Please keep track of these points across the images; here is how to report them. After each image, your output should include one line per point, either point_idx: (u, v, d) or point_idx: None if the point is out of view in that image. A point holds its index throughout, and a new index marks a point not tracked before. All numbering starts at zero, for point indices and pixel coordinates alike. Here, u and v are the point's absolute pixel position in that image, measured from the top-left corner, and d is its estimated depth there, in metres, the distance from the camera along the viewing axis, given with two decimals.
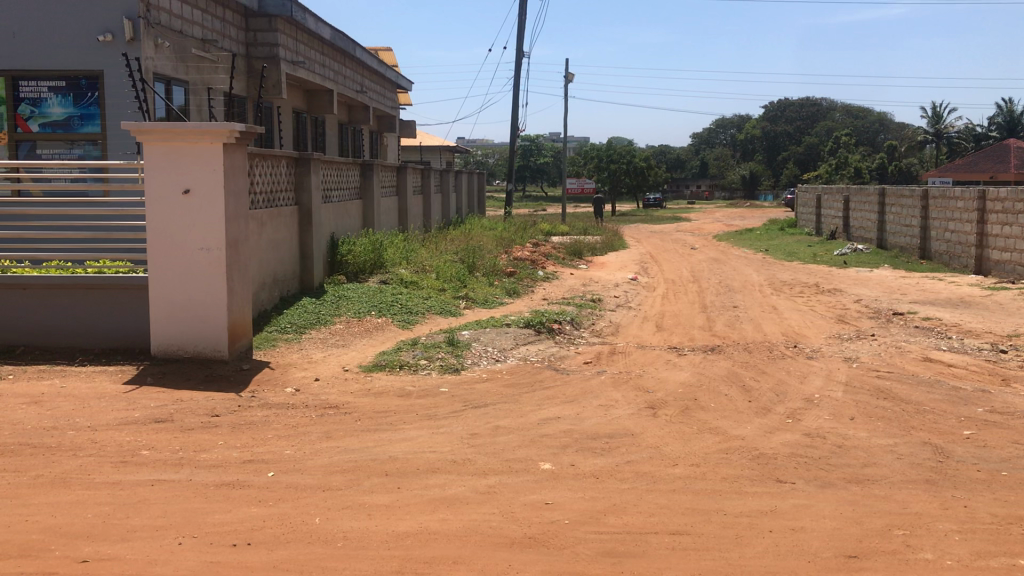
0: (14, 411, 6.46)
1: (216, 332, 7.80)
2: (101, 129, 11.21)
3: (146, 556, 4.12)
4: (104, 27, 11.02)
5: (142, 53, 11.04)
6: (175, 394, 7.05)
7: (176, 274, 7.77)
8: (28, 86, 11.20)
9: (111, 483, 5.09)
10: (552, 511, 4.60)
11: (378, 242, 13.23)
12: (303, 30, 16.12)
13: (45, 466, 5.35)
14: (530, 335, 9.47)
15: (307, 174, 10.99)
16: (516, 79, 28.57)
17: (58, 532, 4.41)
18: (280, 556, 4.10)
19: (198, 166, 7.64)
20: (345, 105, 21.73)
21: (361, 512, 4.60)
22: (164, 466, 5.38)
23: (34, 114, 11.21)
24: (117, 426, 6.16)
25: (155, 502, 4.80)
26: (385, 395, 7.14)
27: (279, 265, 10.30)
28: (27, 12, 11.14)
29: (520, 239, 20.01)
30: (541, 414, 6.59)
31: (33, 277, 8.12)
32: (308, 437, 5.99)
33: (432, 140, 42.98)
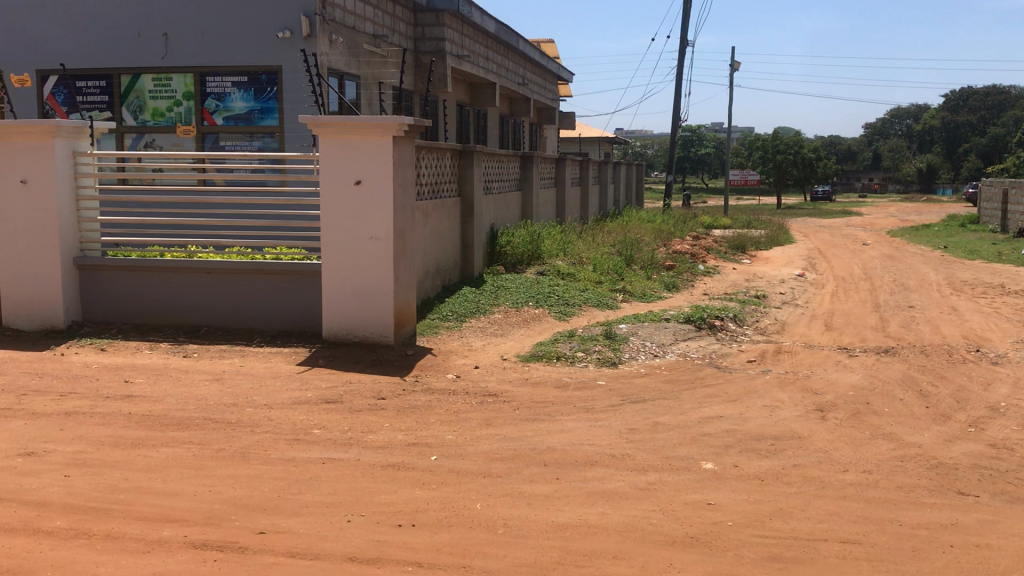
0: (199, 388, 6.95)
1: (385, 317, 8.08)
2: (279, 123, 11.77)
3: (316, 532, 4.35)
4: (284, 24, 11.56)
5: (318, 48, 11.52)
6: (344, 376, 7.36)
7: (348, 261, 8.09)
8: (214, 82, 11.89)
9: (286, 459, 5.38)
10: (714, 512, 4.51)
11: (537, 233, 13.35)
12: (468, 23, 16.37)
13: (227, 441, 5.74)
14: (690, 331, 9.30)
15: (470, 165, 11.20)
16: (679, 69, 28.09)
17: (238, 504, 4.72)
18: (443, 539, 4.21)
19: (370, 158, 7.90)
20: (507, 97, 22.04)
21: (521, 501, 4.66)
22: (334, 445, 5.63)
23: (219, 108, 11.92)
24: (290, 405, 6.49)
25: (325, 479, 5.03)
26: (544, 386, 7.19)
27: (442, 255, 10.54)
28: (214, 12, 11.77)
29: (681, 233, 19.71)
30: (702, 412, 6.47)
31: (217, 263, 8.63)
32: (469, 423, 6.10)
33: (593, 132, 43.05)
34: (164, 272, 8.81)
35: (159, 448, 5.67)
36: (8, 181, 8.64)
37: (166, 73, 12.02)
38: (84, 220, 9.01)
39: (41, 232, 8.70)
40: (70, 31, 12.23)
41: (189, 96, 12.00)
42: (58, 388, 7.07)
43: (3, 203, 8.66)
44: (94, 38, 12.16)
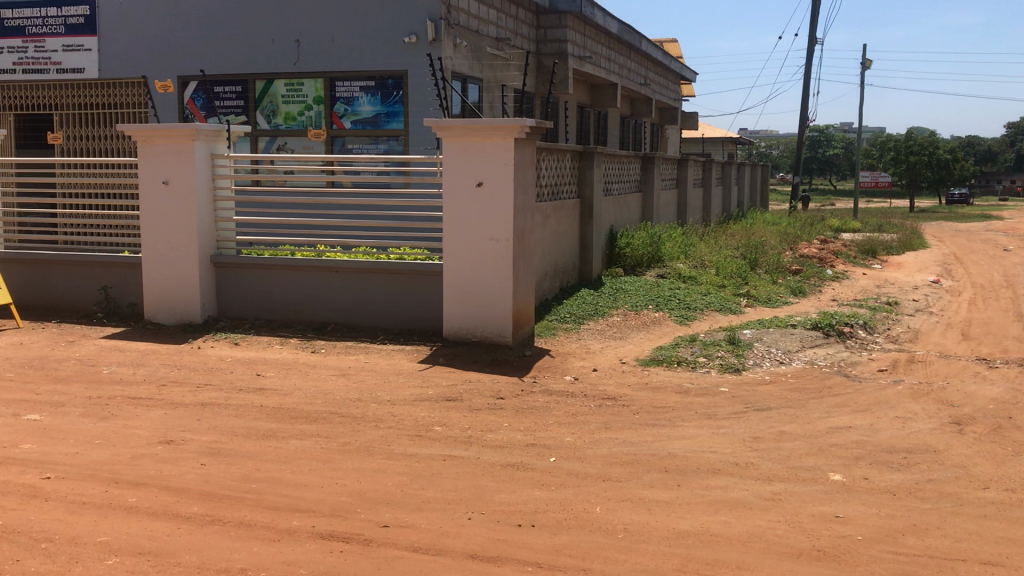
0: (326, 383, 7.19)
1: (503, 318, 8.15)
2: (404, 126, 12.03)
3: (438, 528, 4.43)
4: (410, 28, 11.82)
5: (443, 52, 11.72)
6: (464, 375, 7.47)
7: (468, 262, 8.20)
8: (343, 86, 12.24)
9: (409, 455, 5.51)
10: (843, 525, 4.37)
11: (657, 235, 13.22)
12: (590, 24, 16.34)
13: (352, 435, 5.92)
14: (817, 338, 9.02)
15: (590, 167, 11.19)
16: (807, 67, 27.33)
17: (363, 497, 4.86)
18: (562, 541, 4.22)
19: (492, 160, 7.99)
20: (629, 98, 21.92)
21: (641, 506, 4.62)
22: (455, 443, 5.72)
23: (347, 112, 12.25)
24: (413, 402, 6.63)
25: (446, 476, 5.13)
26: (665, 390, 7.12)
27: (561, 257, 10.56)
28: (343, 18, 12.13)
29: (808, 236, 19.15)
30: (830, 422, 6.28)
31: (344, 262, 8.88)
32: (589, 426, 6.10)
33: (715, 133, 42.34)
34: (293, 270, 9.13)
35: (289, 439, 5.88)
36: (152, 182, 9.18)
37: (298, 78, 12.45)
38: (221, 219, 9.45)
39: (181, 231, 9.18)
40: (209, 39, 12.81)
41: (319, 101, 12.40)
42: (196, 380, 7.44)
43: (149, 203, 9.23)
44: (232, 45, 12.71)
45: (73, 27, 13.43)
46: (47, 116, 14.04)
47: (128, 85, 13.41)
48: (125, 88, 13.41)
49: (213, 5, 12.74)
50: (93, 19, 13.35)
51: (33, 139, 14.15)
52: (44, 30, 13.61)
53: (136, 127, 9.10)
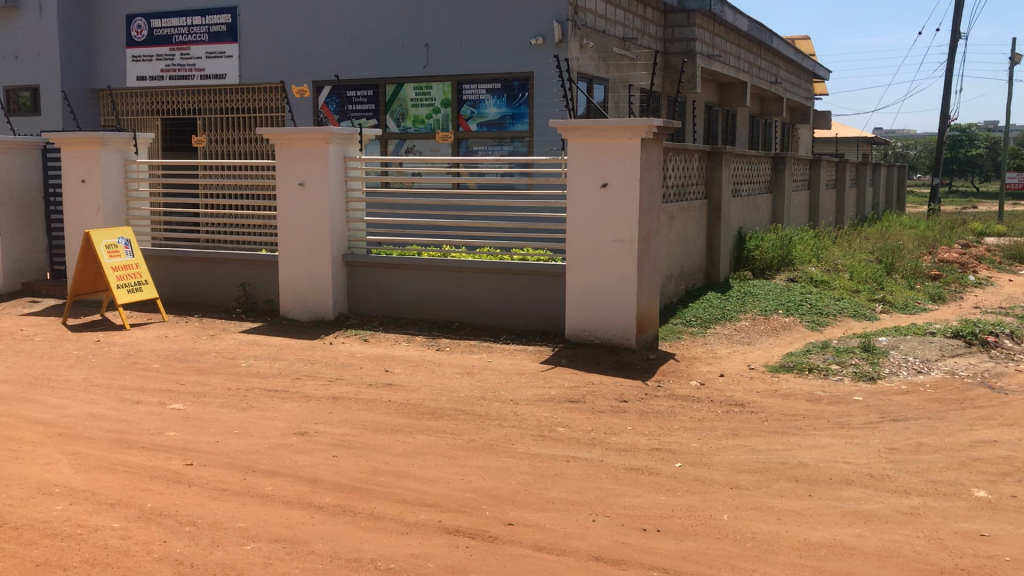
0: (451, 381, 7.32)
1: (627, 320, 8.09)
2: (529, 127, 12.08)
3: (563, 528, 4.45)
4: (537, 30, 11.88)
5: (569, 53, 11.73)
6: (587, 376, 7.46)
7: (592, 263, 8.18)
8: (470, 89, 12.42)
9: (532, 454, 5.55)
10: (988, 544, 4.15)
11: (787, 238, 12.87)
12: (719, 22, 16.05)
13: (476, 433, 6.00)
14: (959, 347, 8.59)
15: (718, 168, 11.00)
16: (950, 63, 26.09)
17: (488, 494, 4.92)
18: (688, 547, 4.17)
19: (618, 160, 7.95)
20: (758, 97, 21.43)
21: (770, 515, 4.52)
22: (579, 445, 5.72)
23: (473, 114, 12.43)
24: (536, 402, 6.67)
25: (570, 478, 5.14)
26: (794, 398, 6.92)
27: (687, 259, 10.41)
28: (472, 21, 12.30)
29: (948, 239, 18.27)
30: (973, 435, 5.97)
31: (468, 262, 9.00)
32: (715, 432, 6.00)
33: (849, 133, 40.94)
34: (420, 269, 9.32)
35: (416, 434, 6.01)
36: (289, 184, 9.55)
37: (426, 81, 12.70)
38: (352, 219, 9.73)
39: (314, 230, 9.50)
40: (342, 45, 13.21)
41: (446, 103, 12.61)
42: (327, 374, 7.69)
43: (286, 203, 9.60)
44: (364, 50, 13.07)
45: (216, 35, 14.13)
46: (192, 121, 14.76)
47: (267, 90, 13.98)
48: (263, 92, 13.98)
49: (347, 12, 13.13)
50: (234, 27, 13.99)
51: (178, 142, 14.89)
52: (190, 38, 14.33)
53: (275, 131, 9.48)
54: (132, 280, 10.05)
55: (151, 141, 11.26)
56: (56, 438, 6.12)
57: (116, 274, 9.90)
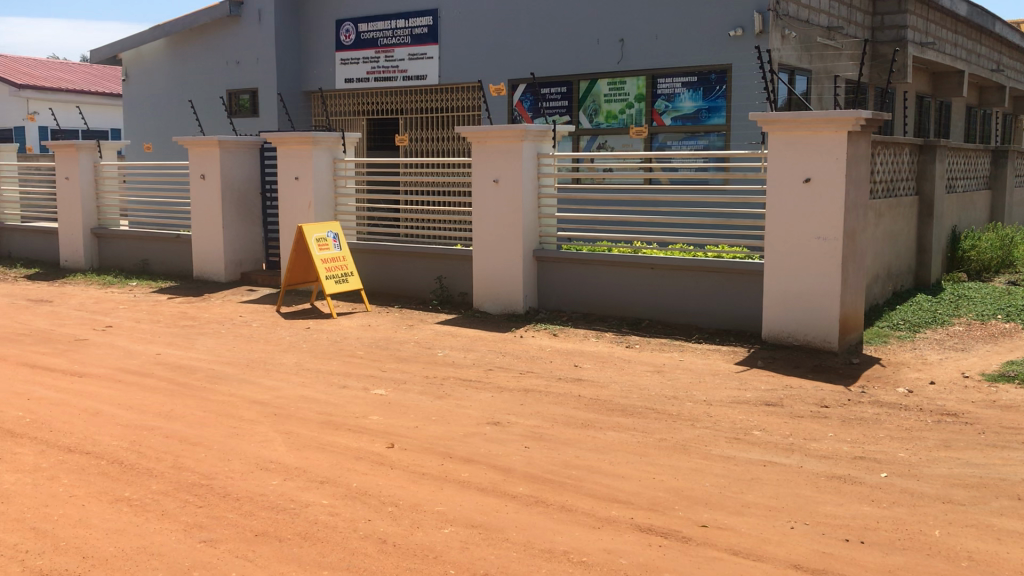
0: (642, 379, 7.28)
1: (828, 321, 7.76)
2: (726, 121, 11.79)
3: (760, 533, 4.33)
4: (737, 21, 11.61)
5: (769, 44, 11.38)
6: (784, 379, 7.22)
7: (791, 261, 7.90)
8: (665, 83, 12.28)
9: (727, 457, 5.43)
10: None
11: (1008, 237, 11.93)
12: (934, 8, 15.09)
13: (669, 432, 5.94)
14: None
15: (931, 162, 10.35)
16: None
17: (681, 495, 4.86)
18: (895, 562, 3.96)
19: (822, 154, 7.65)
20: (976, 86, 19.97)
21: (988, 534, 4.21)
22: (776, 449, 5.55)
23: (668, 109, 12.28)
24: (731, 404, 6.52)
25: (767, 482, 4.99)
26: (1015, 410, 6.41)
27: (894, 259, 9.86)
28: (669, 15, 12.16)
29: None
30: None
31: (661, 258, 8.92)
32: (925, 442, 5.65)
33: None
34: (612, 266, 9.32)
35: (607, 431, 6.02)
36: (485, 180, 9.79)
37: (620, 76, 12.67)
38: (544, 214, 9.84)
39: (509, 225, 9.69)
40: (539, 42, 13.39)
41: (641, 98, 12.52)
42: (520, 367, 7.83)
43: (481, 199, 9.87)
44: (560, 47, 13.19)
45: (419, 37, 14.66)
46: (394, 120, 15.39)
47: (465, 89, 14.38)
48: (461, 92, 14.40)
49: (543, 9, 13.31)
50: (435, 29, 14.47)
51: (381, 141, 15.56)
52: (393, 41, 14.93)
53: (473, 129, 9.77)
54: (339, 272, 10.62)
55: (357, 140, 11.85)
56: (271, 417, 6.56)
57: (325, 266, 10.49)
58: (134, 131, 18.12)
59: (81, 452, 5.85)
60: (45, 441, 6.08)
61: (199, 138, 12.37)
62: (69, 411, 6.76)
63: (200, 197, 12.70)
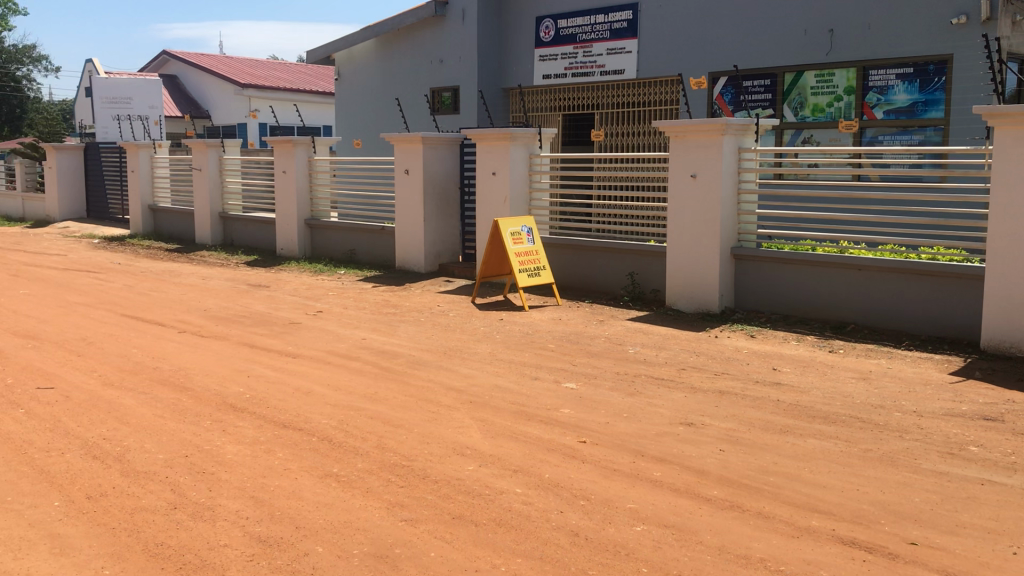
0: (845, 385, 6.97)
1: None
2: (945, 114, 11.09)
3: (977, 557, 4.06)
4: (961, 8, 10.93)
5: (998, 32, 10.64)
6: (1005, 393, 6.69)
7: (1017, 266, 7.32)
8: (877, 75, 11.70)
9: (939, 472, 5.11)
10: None
11: None
12: None
13: (874, 442, 5.66)
14: None
15: None
16: None
17: (887, 509, 4.63)
18: None
19: None
20: None
21: None
22: (996, 467, 5.17)
23: (880, 102, 11.69)
24: (944, 416, 6.12)
25: (984, 502, 4.66)
26: None
27: None
28: (884, 3, 11.57)
29: None
30: None
31: (868, 260, 8.51)
32: None
33: None
34: (814, 266, 8.97)
35: (807, 438, 5.80)
36: (682, 176, 9.67)
37: (828, 68, 12.17)
38: (742, 211, 9.59)
39: (705, 222, 9.51)
40: (742, 34, 13.04)
41: (850, 91, 11.99)
42: (714, 368, 7.68)
43: (678, 194, 9.74)
44: (763, 38, 12.81)
45: (617, 32, 14.63)
46: (590, 115, 15.44)
47: (663, 83, 14.25)
48: (658, 86, 14.30)
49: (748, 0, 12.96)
50: (634, 23, 14.39)
51: (576, 137, 15.70)
52: (592, 36, 14.97)
53: (672, 123, 9.67)
54: (532, 266, 10.78)
55: (553, 135, 11.98)
56: (467, 404, 6.76)
57: (519, 259, 10.68)
58: (344, 128, 19.12)
59: (294, 428, 6.25)
60: (263, 416, 6.54)
61: (404, 134, 12.88)
62: (284, 389, 7.25)
63: (403, 191, 13.23)
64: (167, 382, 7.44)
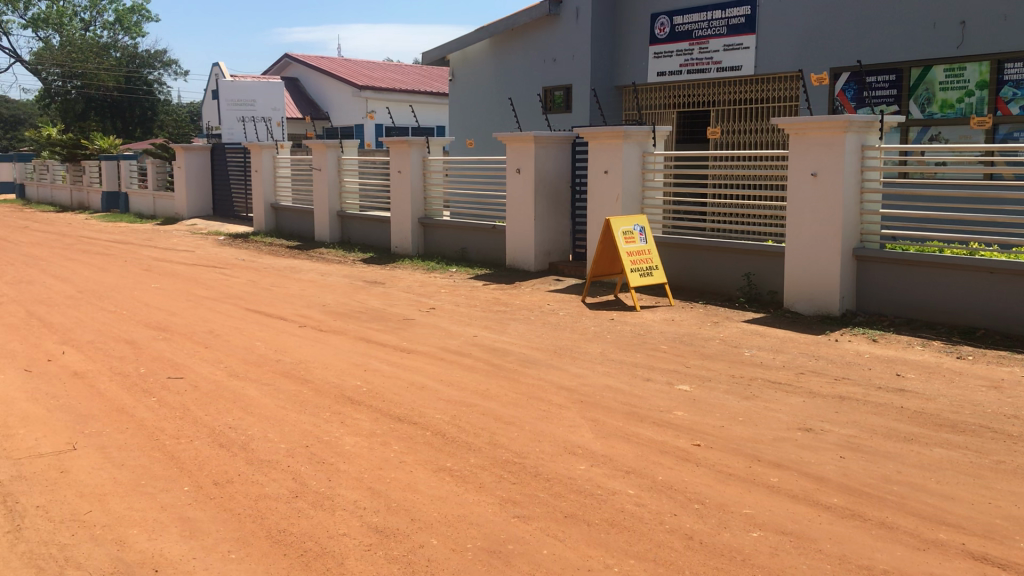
0: (975, 394, 6.67)
1: None
2: None
3: None
4: None
5: None
6: None
7: None
8: (1013, 68, 11.25)
9: None
10: None
11: None
12: None
13: (1007, 454, 5.40)
14: None
15: None
16: None
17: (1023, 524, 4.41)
18: None
19: None
20: None
21: None
22: None
23: (1016, 96, 11.27)
24: None
25: None
26: None
27: None
28: None
29: None
30: None
31: (1001, 263, 8.13)
32: None
33: None
34: (942, 269, 8.62)
35: (933, 447, 5.58)
36: (802, 175, 9.42)
37: (959, 62, 11.71)
38: (865, 211, 9.29)
39: (826, 222, 9.24)
40: (866, 27, 12.63)
41: (983, 85, 11.55)
42: (834, 372, 7.46)
43: (797, 192, 9.50)
44: (889, 32, 12.36)
45: (735, 27, 14.37)
46: (705, 113, 15.21)
47: (784, 80, 13.95)
48: (778, 83, 14.02)
49: None
50: (753, 19, 14.09)
51: (690, 134, 15.52)
52: (709, 32, 14.72)
53: (792, 120, 9.43)
54: (645, 266, 10.70)
55: (668, 133, 11.85)
56: (579, 404, 6.75)
57: (631, 259, 10.61)
58: (458, 128, 19.37)
59: (409, 423, 6.37)
60: (379, 409, 6.69)
61: (517, 133, 12.95)
62: (399, 384, 7.40)
63: (515, 190, 13.32)
64: (288, 374, 7.69)
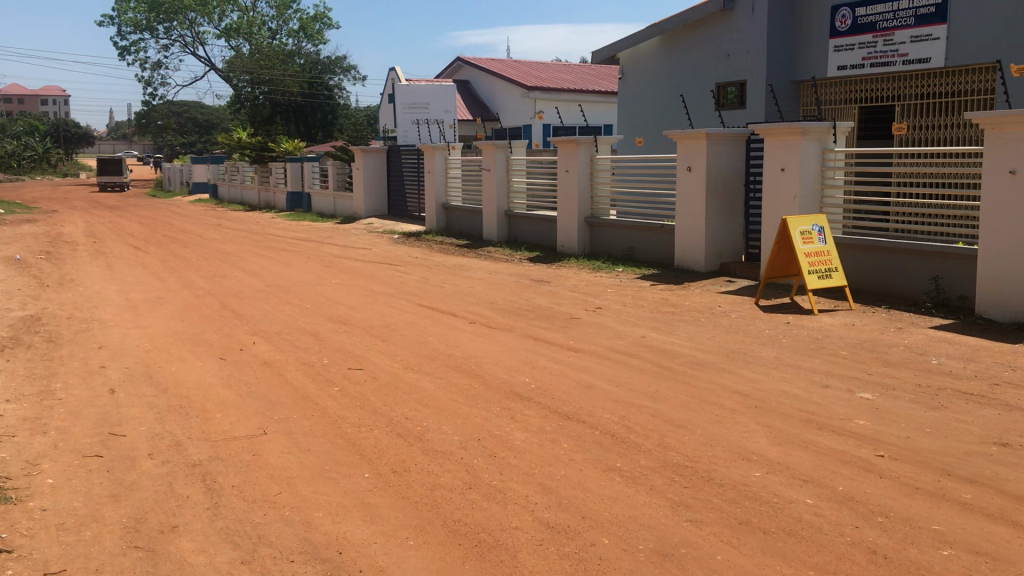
0: None
1: None
2: None
3: None
4: None
5: None
6: None
7: None
8: None
9: None
10: None
11: None
12: None
13: None
14: None
15: None
16: None
17: None
18: None
19: None
20: None
21: None
22: None
23: None
24: None
25: None
26: None
27: None
28: None
29: None
30: None
31: None
32: None
33: None
34: None
35: None
36: (1000, 173, 8.81)
37: None
38: None
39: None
40: None
41: None
42: None
43: (994, 191, 8.89)
44: None
45: (923, 18, 13.62)
46: (890, 108, 14.53)
47: (978, 71, 13.11)
48: (971, 74, 13.20)
49: None
50: (944, 8, 13.31)
51: (873, 130, 14.85)
52: (895, 23, 14.00)
53: (988, 115, 8.83)
54: (823, 267, 10.30)
55: (849, 129, 11.39)
56: (753, 409, 6.59)
57: (809, 260, 10.24)
58: (627, 127, 19.29)
59: (579, 421, 6.40)
60: (548, 407, 6.76)
61: (688, 132, 12.76)
62: (568, 382, 7.45)
63: (686, 189, 13.13)
64: (460, 369, 7.89)
